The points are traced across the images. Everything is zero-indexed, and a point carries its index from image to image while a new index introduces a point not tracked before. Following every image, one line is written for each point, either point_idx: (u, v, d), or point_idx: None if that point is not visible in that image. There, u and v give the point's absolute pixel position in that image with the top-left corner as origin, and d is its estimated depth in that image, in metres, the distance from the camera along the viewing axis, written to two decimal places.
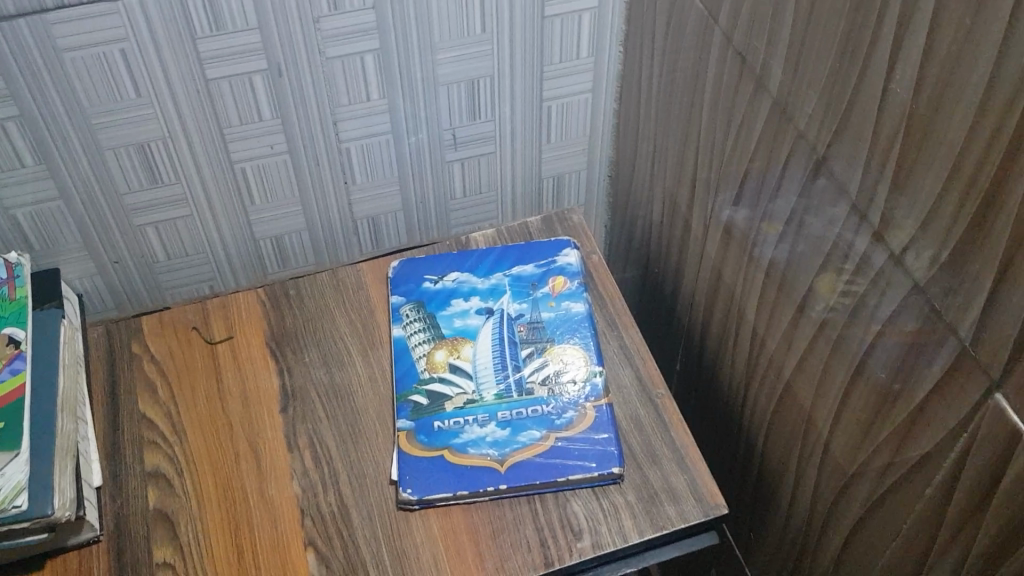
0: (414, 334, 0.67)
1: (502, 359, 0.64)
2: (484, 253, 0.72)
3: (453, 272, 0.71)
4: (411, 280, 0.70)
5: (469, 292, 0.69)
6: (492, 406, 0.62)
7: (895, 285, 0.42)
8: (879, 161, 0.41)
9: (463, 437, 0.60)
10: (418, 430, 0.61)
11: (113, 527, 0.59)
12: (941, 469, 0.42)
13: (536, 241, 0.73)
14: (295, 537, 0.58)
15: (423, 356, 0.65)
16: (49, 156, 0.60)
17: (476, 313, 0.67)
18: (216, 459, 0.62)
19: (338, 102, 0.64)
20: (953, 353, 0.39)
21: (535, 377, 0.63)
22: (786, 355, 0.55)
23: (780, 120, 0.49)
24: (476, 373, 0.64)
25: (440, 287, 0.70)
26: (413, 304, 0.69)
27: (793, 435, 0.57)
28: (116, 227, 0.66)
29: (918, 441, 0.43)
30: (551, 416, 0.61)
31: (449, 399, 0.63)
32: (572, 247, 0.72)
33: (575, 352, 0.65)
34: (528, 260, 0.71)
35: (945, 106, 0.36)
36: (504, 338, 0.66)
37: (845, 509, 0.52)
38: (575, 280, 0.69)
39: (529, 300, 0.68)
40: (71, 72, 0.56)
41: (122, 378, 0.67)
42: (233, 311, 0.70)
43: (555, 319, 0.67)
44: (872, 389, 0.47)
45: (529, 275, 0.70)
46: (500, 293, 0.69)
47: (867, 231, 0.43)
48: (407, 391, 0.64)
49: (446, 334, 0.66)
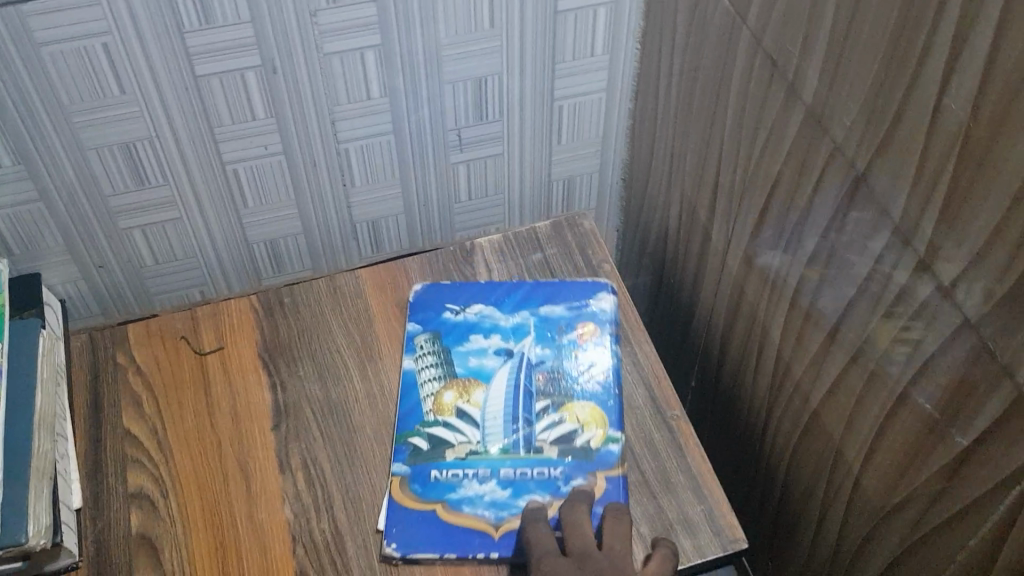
0: (425, 369, 0.62)
1: (512, 411, 0.59)
2: (510, 287, 0.67)
3: (477, 304, 0.66)
4: (429, 309, 0.66)
5: (491, 328, 0.64)
6: (496, 461, 0.57)
7: (944, 318, 0.38)
8: (927, 183, 0.37)
9: (459, 493, 0.56)
10: (413, 477, 0.57)
11: (92, 552, 0.56)
12: (989, 520, 0.38)
13: (571, 279, 0.67)
14: (285, 566, 0.55)
15: (432, 394, 0.61)
16: (28, 155, 0.56)
17: (494, 354, 0.62)
18: (203, 480, 0.59)
19: (335, 100, 0.60)
20: (1010, 397, 0.35)
21: (546, 436, 0.58)
22: (814, 382, 0.51)
23: (814, 130, 0.45)
24: (483, 422, 0.59)
25: (460, 320, 0.65)
26: (429, 336, 0.64)
27: (820, 466, 0.53)
28: (99, 230, 0.62)
29: (963, 487, 0.40)
30: (558, 481, 0.56)
31: (451, 447, 0.58)
32: (609, 293, 0.66)
33: (594, 412, 0.59)
34: (559, 301, 0.65)
35: (1008, 127, 0.32)
36: (519, 386, 0.61)
37: (876, 548, 0.48)
38: (605, 333, 0.64)
39: (553, 346, 0.63)
40: (49, 67, 0.52)
41: (105, 390, 0.63)
42: (224, 319, 0.66)
43: (577, 370, 0.61)
44: (912, 426, 0.43)
45: (558, 317, 0.65)
46: (523, 334, 0.64)
47: (911, 257, 0.40)
48: (408, 431, 0.59)
49: (458, 373, 0.62)
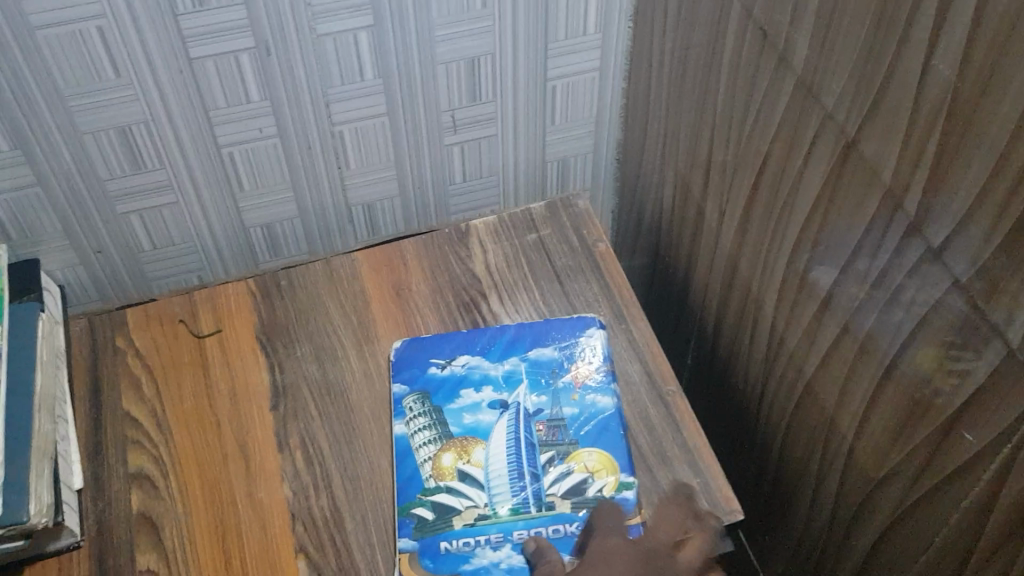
0: (418, 432, 0.58)
1: (519, 465, 0.56)
2: (496, 333, 0.63)
3: (462, 355, 0.62)
4: (414, 365, 0.62)
5: (480, 381, 0.61)
6: (508, 524, 0.54)
7: (933, 281, 0.39)
8: (915, 147, 0.38)
9: (474, 563, 0.52)
10: (422, 552, 0.53)
11: (94, 532, 0.56)
12: (979, 481, 0.39)
13: (555, 316, 0.64)
14: (286, 542, 0.55)
15: (428, 459, 0.57)
16: (25, 141, 0.57)
17: (488, 408, 0.59)
18: (203, 460, 0.59)
19: (330, 82, 0.60)
20: (998, 357, 0.36)
21: (555, 489, 0.55)
22: (808, 353, 0.52)
23: (805, 100, 0.46)
24: (488, 482, 0.55)
25: (447, 374, 0.61)
26: (417, 395, 0.60)
27: (815, 436, 0.53)
28: (97, 215, 0.63)
29: (953, 449, 0.40)
30: (575, 538, 0.53)
31: (458, 514, 0.54)
32: (600, 327, 0.63)
33: (603, 458, 0.56)
34: (548, 343, 0.62)
35: (994, 87, 0.32)
36: (522, 439, 0.57)
37: (870, 515, 0.49)
38: (601, 371, 0.61)
39: (547, 392, 0.60)
40: (45, 51, 0.53)
41: (104, 373, 0.63)
42: (222, 302, 0.67)
43: (577, 415, 0.58)
44: (902, 391, 0.43)
45: (549, 360, 0.61)
46: (515, 383, 0.60)
47: (901, 221, 0.40)
48: (410, 502, 0.55)
49: (454, 433, 0.58)
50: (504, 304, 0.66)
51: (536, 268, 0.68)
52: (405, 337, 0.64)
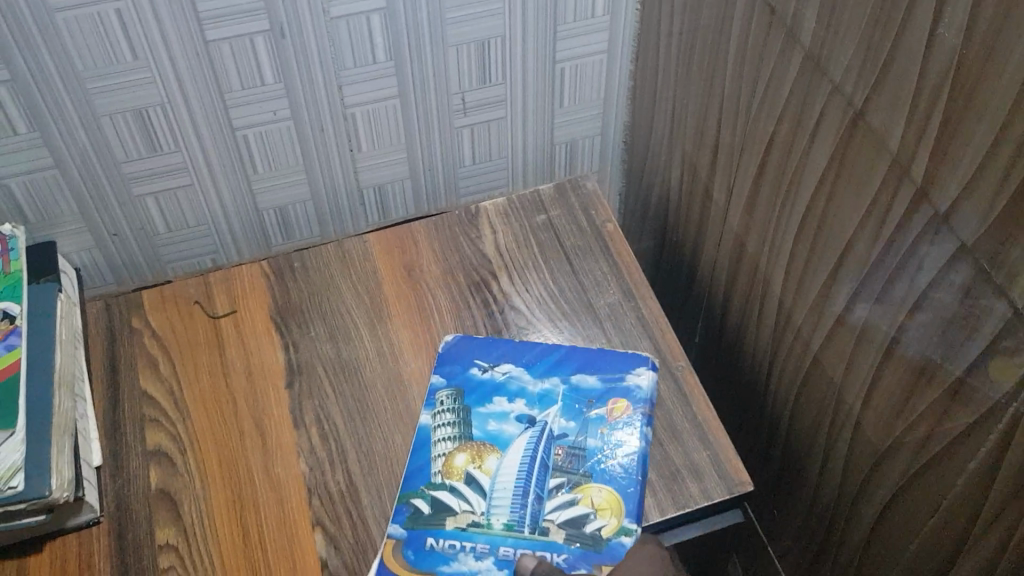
0: (440, 427, 0.58)
1: (524, 484, 0.55)
2: (542, 350, 0.62)
3: (506, 363, 0.61)
4: (457, 362, 0.62)
5: (517, 392, 0.60)
6: (497, 538, 0.53)
7: (939, 247, 0.40)
8: (922, 115, 0.39)
9: (452, 567, 0.52)
10: (408, 542, 0.54)
11: (113, 508, 0.57)
12: (986, 442, 0.40)
13: (609, 349, 0.62)
14: (303, 517, 0.56)
15: (442, 455, 0.57)
16: (43, 123, 0.58)
17: (515, 420, 0.58)
18: (220, 437, 0.60)
19: (343, 64, 0.61)
20: (1005, 318, 0.37)
21: (553, 516, 0.54)
22: (815, 325, 0.53)
23: (813, 74, 0.47)
24: (490, 490, 0.55)
25: (485, 379, 0.61)
26: (452, 392, 0.60)
27: (823, 409, 0.54)
28: (114, 198, 0.64)
29: (960, 411, 0.41)
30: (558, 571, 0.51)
31: (452, 515, 0.54)
32: (650, 363, 0.61)
33: (611, 496, 0.54)
34: (593, 368, 0.60)
35: (999, 52, 0.33)
36: (535, 459, 0.56)
37: (878, 484, 0.50)
38: (640, 408, 0.58)
39: (578, 419, 0.58)
40: (64, 34, 0.54)
41: (121, 353, 0.64)
42: (236, 284, 0.68)
43: (597, 449, 0.56)
44: (909, 358, 0.44)
45: (589, 388, 0.59)
46: (549, 403, 0.59)
47: (908, 189, 0.41)
48: (411, 492, 0.56)
49: (474, 437, 0.57)
50: (515, 284, 0.67)
51: (545, 249, 0.69)
52: (417, 317, 0.65)
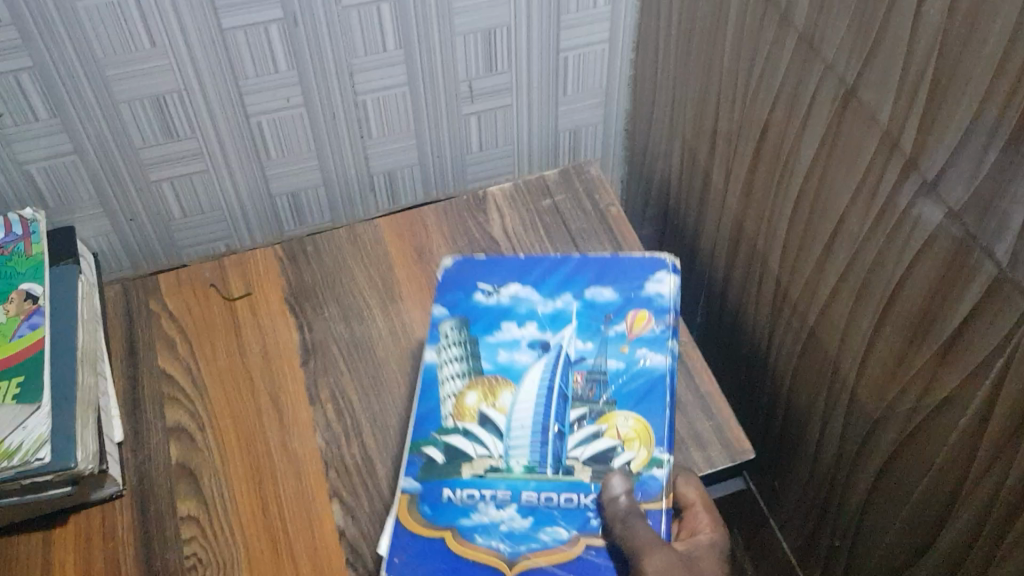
0: (447, 363, 0.55)
1: (543, 419, 0.51)
2: (548, 269, 0.59)
3: (512, 284, 0.58)
4: (460, 288, 0.59)
5: (526, 316, 0.57)
6: (518, 482, 0.49)
7: (930, 213, 0.42)
8: (910, 87, 0.41)
9: (472, 519, 0.48)
10: (423, 496, 0.50)
11: (136, 482, 0.59)
12: (973, 402, 0.42)
13: (624, 258, 0.59)
14: (320, 488, 0.58)
15: (451, 395, 0.53)
16: (63, 108, 0.60)
17: (526, 347, 0.55)
18: (238, 413, 0.62)
19: (354, 52, 0.63)
20: (989, 279, 0.39)
21: (577, 453, 0.50)
22: (812, 298, 0.54)
23: (806, 53, 0.49)
24: (507, 429, 0.51)
25: (491, 304, 0.58)
26: (456, 322, 0.57)
27: (820, 380, 0.56)
28: (132, 183, 0.66)
29: (947, 375, 0.43)
30: (590, 511, 0.48)
31: (468, 461, 0.50)
32: (671, 265, 0.58)
33: (641, 426, 0.51)
34: (608, 282, 0.58)
35: (981, 22, 0.35)
36: (554, 389, 0.52)
37: (874, 448, 0.52)
38: (665, 323, 0.56)
39: (596, 338, 0.55)
40: (84, 22, 0.56)
41: (140, 335, 0.66)
42: (251, 266, 0.70)
43: (621, 369, 0.53)
44: (901, 325, 0.46)
45: (606, 303, 0.57)
46: (563, 322, 0.56)
47: (899, 158, 0.43)
48: (421, 440, 0.52)
49: (485, 370, 0.54)
50: None
51: (550, 232, 0.71)
52: (427, 298, 0.67)
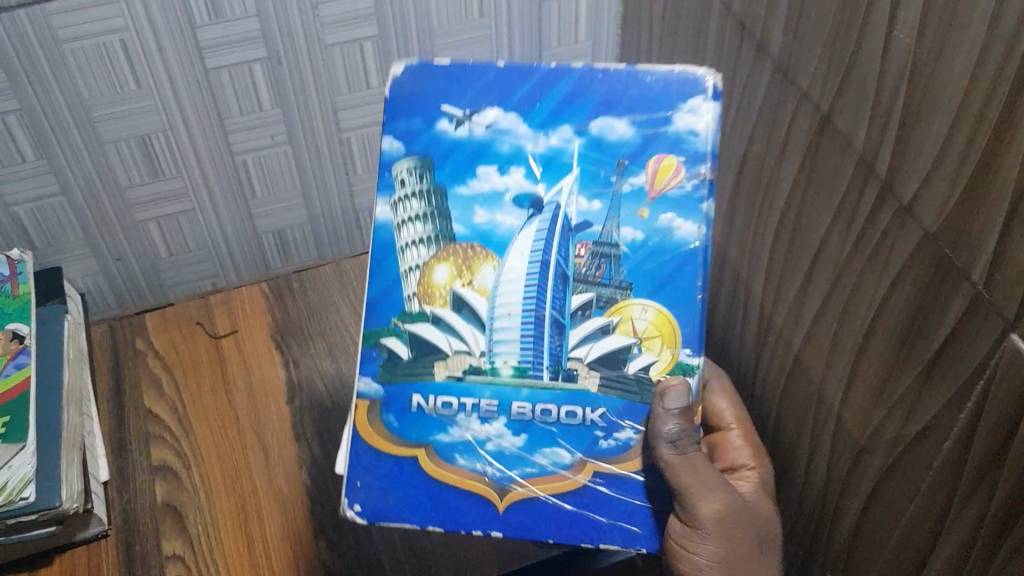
0: (410, 221, 0.48)
1: (538, 307, 0.47)
2: (537, 85, 0.48)
3: (490, 109, 0.48)
4: (417, 115, 0.49)
5: (509, 159, 0.48)
6: (508, 391, 0.47)
7: (904, 240, 0.42)
8: (883, 113, 0.41)
9: (452, 435, 0.47)
10: (387, 403, 0.48)
11: (120, 522, 0.59)
12: (944, 447, 0.42)
13: (643, 70, 0.47)
14: (305, 524, 0.58)
15: (417, 268, 0.48)
16: (50, 149, 0.60)
17: (512, 204, 0.48)
18: (224, 452, 0.62)
19: (338, 90, 0.64)
20: (958, 314, 0.39)
21: (582, 353, 0.47)
22: (794, 328, 0.55)
23: (782, 82, 0.50)
24: (489, 319, 0.47)
25: (462, 137, 0.48)
26: (419, 164, 0.48)
27: (804, 414, 0.56)
28: (118, 224, 0.66)
29: (919, 419, 0.44)
30: (596, 430, 0.47)
31: (442, 359, 0.48)
32: (709, 92, 0.46)
33: (663, 319, 0.47)
34: (620, 110, 0.47)
35: (950, 45, 0.36)
36: (550, 266, 0.47)
37: (854, 489, 0.51)
38: (696, 178, 0.46)
39: (603, 194, 0.47)
40: (71, 63, 0.56)
41: (126, 374, 0.66)
42: (236, 304, 0.71)
43: (637, 244, 0.47)
44: (879, 356, 0.46)
45: (617, 143, 0.47)
46: (560, 171, 0.47)
47: (875, 183, 0.43)
48: (381, 329, 0.48)
49: (459, 235, 0.48)
50: None
51: None
52: None
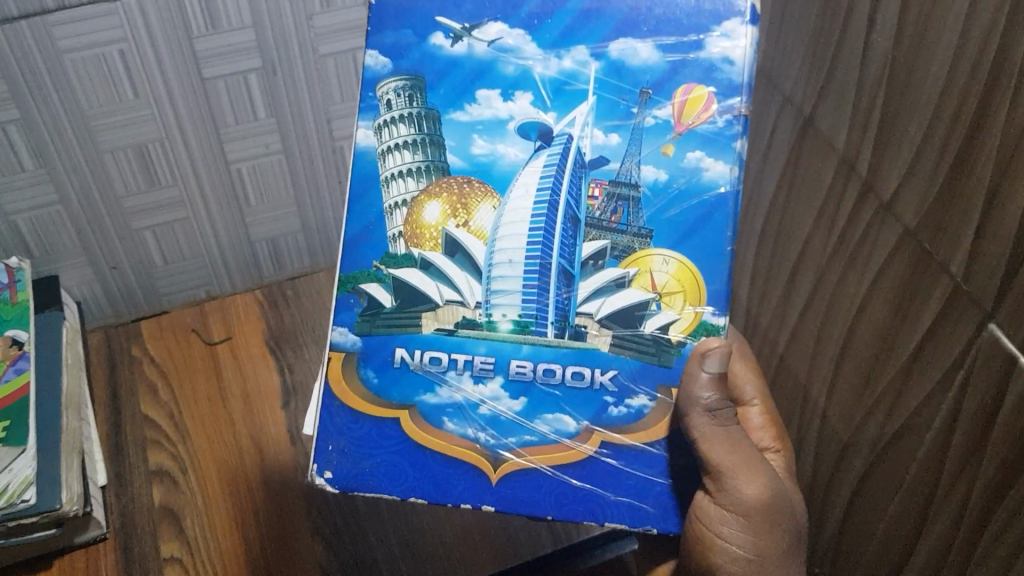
0: (398, 149, 0.50)
1: (544, 255, 0.48)
2: (548, 2, 0.48)
3: (493, 25, 0.49)
4: (409, 27, 0.50)
5: (512, 83, 0.49)
6: (507, 350, 0.49)
7: (884, 237, 0.43)
8: (864, 114, 0.43)
9: (440, 396, 0.49)
10: (367, 358, 0.50)
11: (119, 525, 0.60)
12: (925, 441, 0.43)
13: None
14: (300, 526, 0.59)
15: (403, 204, 0.50)
16: (49, 160, 0.61)
17: (516, 133, 0.49)
18: (219, 456, 0.63)
19: (331, 98, 0.66)
20: (935, 312, 0.40)
21: (592, 309, 0.48)
22: (778, 329, 0.56)
23: (767, 88, 0.52)
24: (488, 267, 0.49)
25: (460, 55, 0.49)
26: (409, 82, 0.50)
27: (789, 415, 0.57)
28: (115, 232, 0.67)
29: (898, 415, 0.45)
30: (605, 395, 0.49)
31: (433, 310, 0.49)
32: (746, 15, 0.46)
33: (684, 272, 0.48)
34: (645, 32, 0.48)
35: (925, 48, 0.38)
36: (559, 207, 0.48)
37: (839, 487, 0.52)
38: (728, 113, 0.47)
39: (622, 127, 0.48)
40: (70, 73, 0.57)
41: (123, 380, 0.67)
42: (232, 312, 0.72)
43: (662, 183, 0.48)
44: (861, 353, 0.47)
45: (639, 69, 0.48)
46: (572, 99, 0.48)
47: (856, 182, 0.45)
48: (362, 273, 0.50)
49: (454, 168, 0.49)
50: None
51: None
52: None
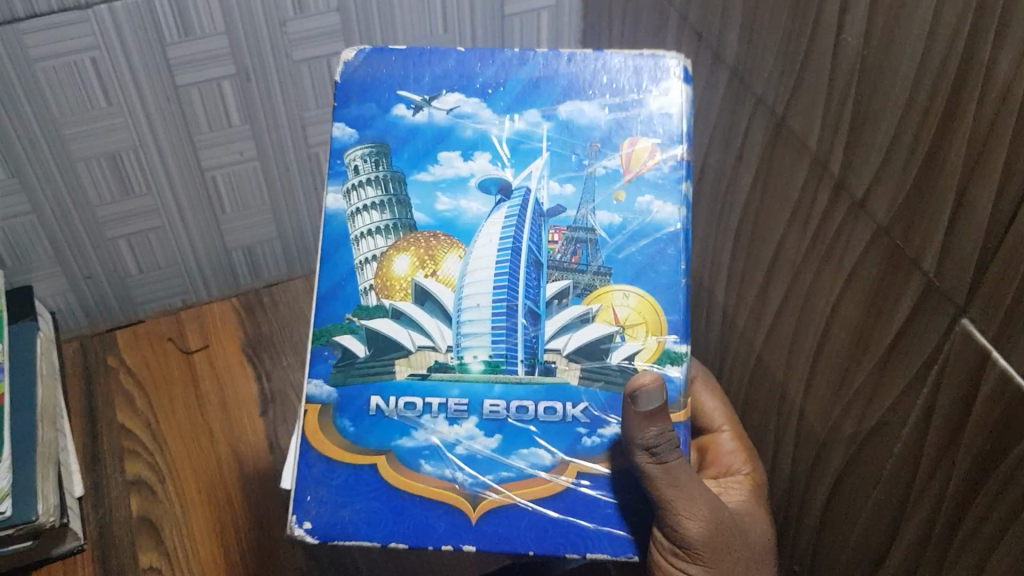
0: (365, 208, 0.48)
1: (511, 297, 0.46)
2: (499, 72, 0.49)
3: (449, 96, 0.49)
4: (373, 101, 0.50)
5: (471, 144, 0.49)
6: (480, 389, 0.46)
7: (858, 234, 0.43)
8: (836, 112, 0.43)
9: (416, 439, 0.45)
10: (343, 408, 0.46)
11: (96, 536, 0.59)
12: (901, 438, 0.43)
13: (611, 58, 0.49)
14: (280, 534, 0.59)
15: (373, 259, 0.47)
16: (20, 170, 0.61)
17: (477, 189, 0.48)
18: (197, 465, 0.63)
19: (305, 105, 0.66)
20: (908, 309, 0.41)
21: (560, 344, 0.46)
22: (755, 329, 0.56)
23: (738, 89, 0.52)
24: (457, 312, 0.46)
25: (421, 123, 0.49)
26: (373, 149, 0.49)
27: (767, 415, 0.57)
28: (88, 242, 0.67)
29: (874, 412, 0.45)
30: (578, 427, 0.45)
31: (406, 357, 0.46)
32: (680, 75, 0.49)
33: (646, 305, 0.46)
34: (590, 95, 0.49)
35: (895, 47, 0.38)
36: (522, 251, 0.47)
37: (817, 487, 0.52)
38: (672, 160, 0.48)
39: (576, 177, 0.48)
40: (41, 80, 0.57)
41: (98, 390, 0.67)
42: (208, 319, 0.72)
43: (617, 226, 0.47)
44: (837, 352, 0.47)
45: (587, 125, 0.49)
46: (528, 155, 0.48)
47: (828, 182, 0.45)
48: (334, 325, 0.47)
49: (420, 225, 0.48)
50: None
51: None
52: None
